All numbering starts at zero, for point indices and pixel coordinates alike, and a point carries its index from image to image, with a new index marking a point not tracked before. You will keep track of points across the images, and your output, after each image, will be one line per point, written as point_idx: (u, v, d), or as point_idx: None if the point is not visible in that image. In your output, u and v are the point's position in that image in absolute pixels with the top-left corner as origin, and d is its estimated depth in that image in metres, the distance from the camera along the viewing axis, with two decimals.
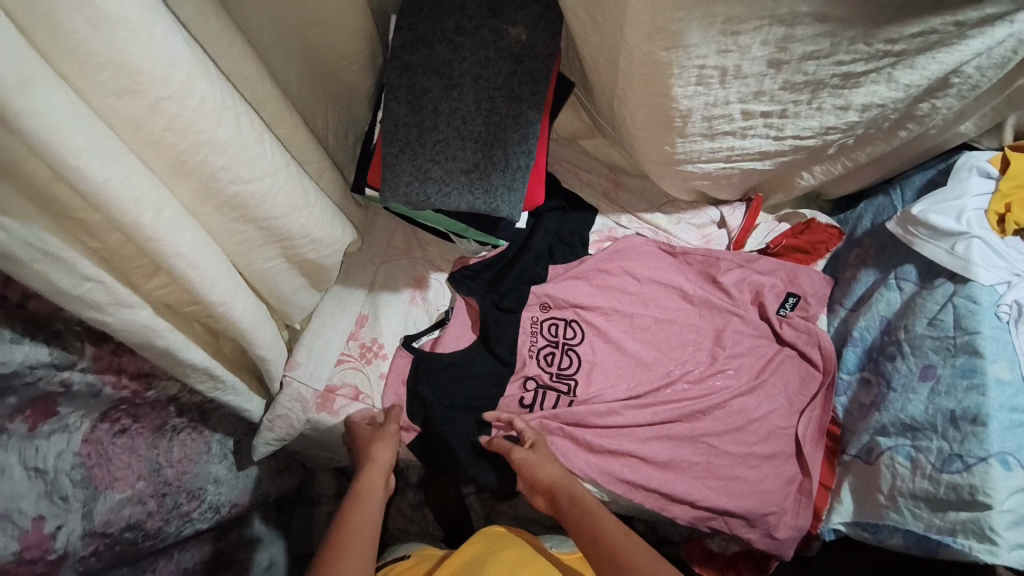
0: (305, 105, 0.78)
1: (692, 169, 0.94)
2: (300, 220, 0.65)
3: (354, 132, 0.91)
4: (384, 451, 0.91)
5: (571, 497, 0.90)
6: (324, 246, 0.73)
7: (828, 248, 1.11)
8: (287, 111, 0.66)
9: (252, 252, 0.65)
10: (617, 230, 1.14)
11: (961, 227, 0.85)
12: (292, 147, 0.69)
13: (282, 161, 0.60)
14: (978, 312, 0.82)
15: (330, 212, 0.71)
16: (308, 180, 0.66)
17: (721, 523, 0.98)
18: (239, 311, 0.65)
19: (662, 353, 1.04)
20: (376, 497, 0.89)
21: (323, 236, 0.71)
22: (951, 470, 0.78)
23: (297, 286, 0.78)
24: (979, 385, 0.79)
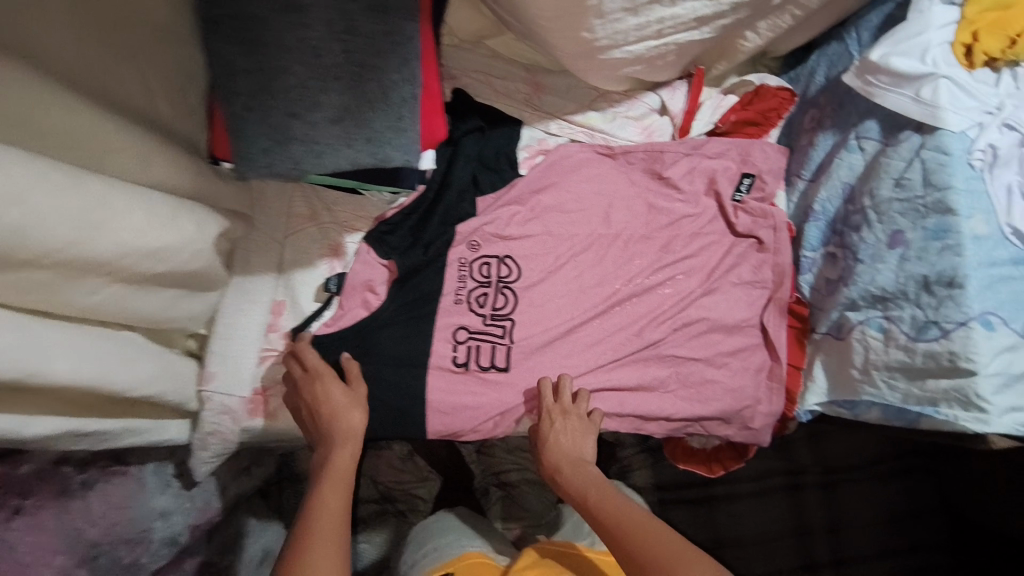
0: (106, 72, 0.61)
1: (619, 55, 0.79)
2: (105, 235, 0.56)
3: (195, 91, 0.73)
4: (358, 413, 0.82)
5: (586, 484, 0.82)
6: (173, 251, 0.63)
7: (781, 114, 1.01)
8: (37, 97, 0.52)
9: (72, 285, 0.57)
10: (547, 142, 1.01)
11: (926, 68, 0.74)
12: (66, 146, 0.56)
13: (34, 175, 0.48)
14: (950, 164, 0.72)
15: (171, 208, 0.62)
16: (104, 188, 0.55)
17: (697, 428, 0.99)
18: (61, 365, 0.57)
19: (607, 271, 0.99)
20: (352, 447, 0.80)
21: (158, 246, 0.61)
22: (926, 338, 0.73)
23: (167, 301, 0.69)
24: (953, 245, 0.72)
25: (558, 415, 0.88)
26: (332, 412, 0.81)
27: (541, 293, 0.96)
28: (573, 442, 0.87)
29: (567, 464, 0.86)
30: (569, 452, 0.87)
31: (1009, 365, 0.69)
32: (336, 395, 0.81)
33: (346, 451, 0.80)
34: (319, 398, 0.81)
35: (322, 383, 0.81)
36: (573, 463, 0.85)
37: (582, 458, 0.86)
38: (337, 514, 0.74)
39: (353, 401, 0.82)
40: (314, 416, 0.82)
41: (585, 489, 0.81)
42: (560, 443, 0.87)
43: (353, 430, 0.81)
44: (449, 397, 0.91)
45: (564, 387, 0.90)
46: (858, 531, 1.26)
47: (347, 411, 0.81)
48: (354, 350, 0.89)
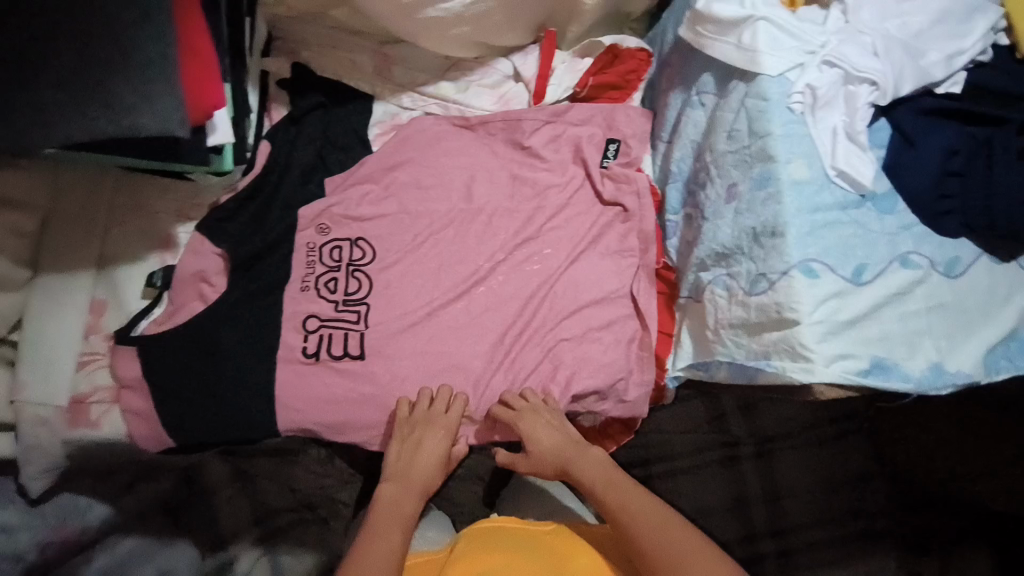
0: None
1: (437, 12, 0.78)
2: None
3: None
4: (436, 461, 0.86)
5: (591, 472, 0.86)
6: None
7: (641, 76, 0.98)
8: None
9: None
10: (400, 116, 0.96)
11: (743, 12, 0.71)
12: None
13: None
14: (768, 110, 0.70)
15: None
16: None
17: (576, 406, 0.94)
18: None
19: (470, 248, 0.94)
20: (428, 459, 0.86)
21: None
22: (758, 290, 0.71)
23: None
24: (774, 193, 0.70)
25: (526, 413, 0.88)
26: (417, 451, 0.85)
27: (397, 275, 0.91)
28: (573, 431, 0.88)
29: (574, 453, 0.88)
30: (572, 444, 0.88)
31: (835, 312, 0.67)
32: (424, 456, 0.86)
33: (409, 497, 0.84)
34: (412, 438, 0.85)
35: (421, 441, 0.85)
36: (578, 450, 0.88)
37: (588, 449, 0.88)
38: (393, 557, 0.77)
39: (439, 456, 0.86)
40: (397, 463, 0.85)
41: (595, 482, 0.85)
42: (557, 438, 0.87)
43: (423, 477, 0.85)
44: (299, 391, 0.85)
45: (574, 382, 0.90)
46: (796, 498, 1.19)
47: (434, 460, 0.86)
48: (188, 346, 0.83)
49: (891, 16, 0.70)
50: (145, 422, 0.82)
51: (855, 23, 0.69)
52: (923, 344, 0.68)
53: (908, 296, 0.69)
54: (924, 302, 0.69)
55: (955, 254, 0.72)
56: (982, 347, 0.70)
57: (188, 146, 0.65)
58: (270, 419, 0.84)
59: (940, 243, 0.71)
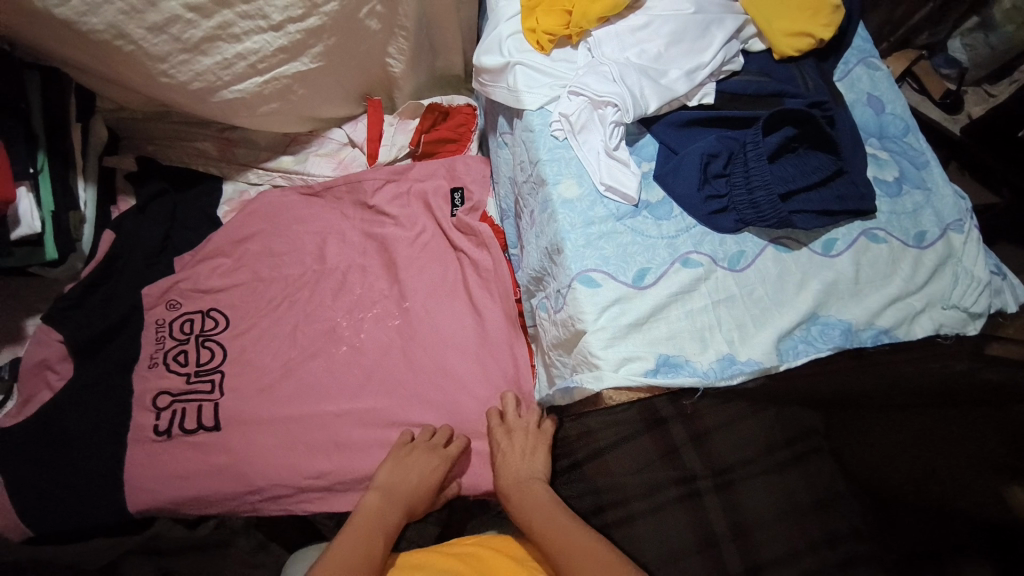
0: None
1: (232, 95, 0.80)
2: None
3: None
4: (427, 480, 0.83)
5: (541, 498, 0.75)
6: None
7: (472, 128, 1.06)
8: None
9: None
10: (249, 192, 1.03)
11: (502, 59, 0.78)
12: None
13: None
14: (535, 140, 0.75)
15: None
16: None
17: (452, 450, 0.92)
18: None
19: (327, 304, 0.98)
20: (419, 485, 0.82)
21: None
22: (560, 306, 0.72)
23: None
24: (550, 213, 0.72)
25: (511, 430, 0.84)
26: (416, 472, 0.83)
27: (251, 340, 0.94)
28: (521, 461, 0.80)
29: (519, 485, 0.78)
30: (519, 468, 0.80)
31: (619, 316, 0.67)
32: (414, 478, 0.82)
33: (391, 509, 0.79)
34: (406, 462, 0.84)
35: (419, 466, 0.83)
36: (518, 484, 0.78)
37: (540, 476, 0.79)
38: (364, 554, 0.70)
39: (432, 470, 0.83)
40: (386, 480, 0.83)
41: (533, 505, 0.75)
42: (509, 468, 0.80)
43: (415, 492, 0.81)
44: (145, 472, 0.83)
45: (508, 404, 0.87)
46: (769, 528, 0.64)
47: (426, 486, 0.83)
48: (32, 438, 0.83)
49: (630, 45, 0.76)
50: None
51: (598, 57, 0.75)
52: (715, 339, 0.69)
53: (693, 294, 0.71)
54: (708, 297, 0.71)
55: (739, 248, 0.73)
56: (777, 332, 0.70)
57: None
58: (118, 502, 0.82)
59: (720, 241, 0.73)
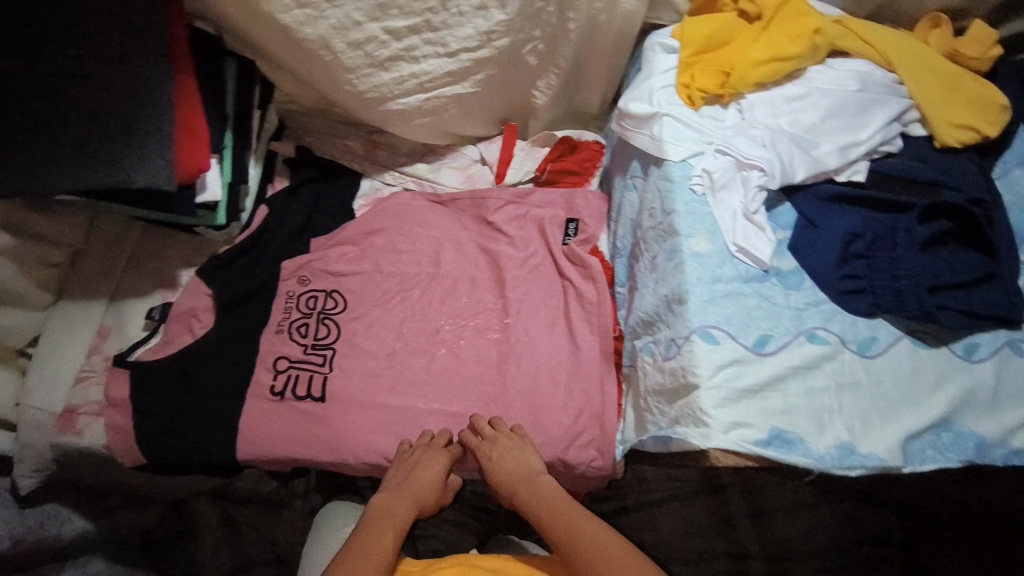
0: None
1: (396, 107, 0.89)
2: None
3: None
4: (436, 477, 0.87)
5: (542, 494, 0.84)
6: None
7: (595, 164, 1.11)
8: None
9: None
10: (383, 190, 1.11)
11: (651, 109, 0.81)
12: None
13: None
14: (672, 190, 0.77)
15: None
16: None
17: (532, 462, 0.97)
18: None
19: (434, 306, 1.05)
20: (429, 478, 0.87)
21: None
22: (672, 355, 0.74)
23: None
24: (678, 263, 0.75)
25: (490, 448, 0.90)
26: (425, 470, 0.87)
27: (362, 326, 1.02)
28: (512, 462, 0.88)
29: (518, 483, 0.87)
30: (511, 470, 0.88)
31: (734, 379, 0.69)
32: (423, 474, 0.87)
33: (405, 505, 0.84)
34: (413, 463, 0.88)
35: (428, 462, 0.88)
36: (523, 480, 0.87)
37: (528, 480, 0.87)
38: (385, 552, 0.77)
39: (440, 470, 0.88)
40: (396, 478, 0.88)
41: (539, 507, 0.83)
42: (498, 467, 0.89)
43: (427, 489, 0.86)
44: (258, 427, 0.93)
45: (479, 423, 0.92)
46: None
47: (433, 481, 0.87)
48: (167, 377, 0.93)
49: (783, 113, 0.77)
50: (123, 437, 0.90)
51: (748, 119, 0.77)
52: (834, 423, 0.68)
53: (817, 371, 0.70)
54: (833, 379, 0.70)
55: (871, 333, 0.72)
56: (904, 432, 0.68)
57: (180, 199, 0.82)
58: (230, 448, 0.92)
59: (853, 322, 0.72)
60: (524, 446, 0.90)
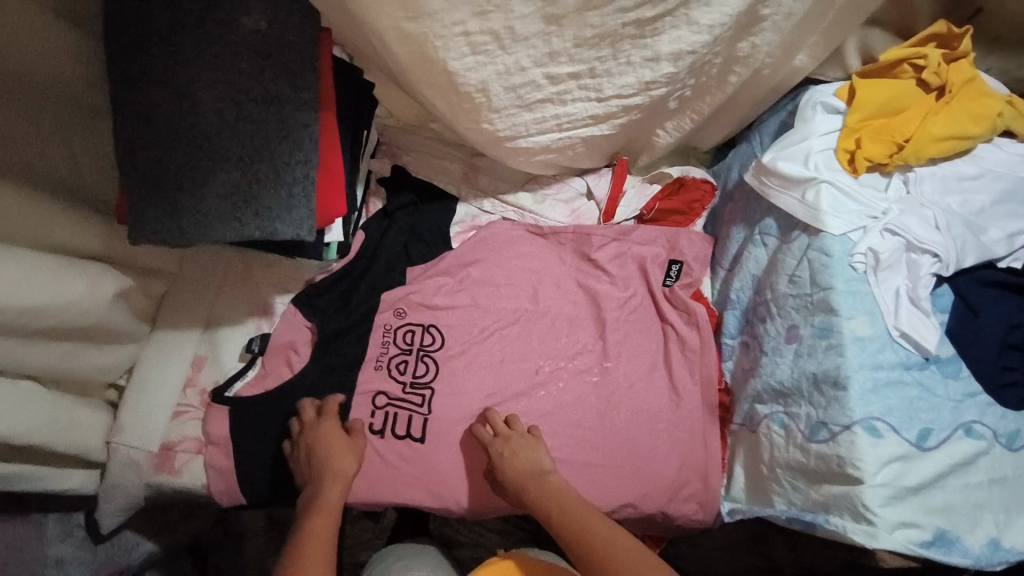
0: (15, 133, 0.61)
1: (525, 144, 0.83)
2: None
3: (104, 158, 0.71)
4: (350, 460, 0.88)
5: (545, 495, 0.86)
6: (57, 311, 0.61)
7: (704, 206, 1.06)
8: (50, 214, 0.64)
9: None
10: (480, 218, 1.06)
11: (808, 172, 0.77)
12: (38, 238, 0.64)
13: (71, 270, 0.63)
14: (831, 265, 0.74)
15: (56, 268, 0.61)
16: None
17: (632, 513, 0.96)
18: None
19: (533, 346, 1.02)
20: (340, 448, 0.87)
21: (37, 303, 0.59)
22: (819, 438, 0.73)
23: (59, 358, 0.71)
24: (836, 345, 0.73)
25: (503, 446, 0.90)
26: (330, 459, 0.86)
27: (460, 365, 0.98)
28: (526, 458, 0.89)
29: (528, 479, 0.88)
30: (525, 465, 0.88)
31: (899, 477, 0.69)
32: (338, 452, 0.87)
33: (334, 489, 0.85)
34: (321, 446, 0.86)
35: (339, 451, 0.87)
36: (535, 476, 0.88)
37: (544, 476, 0.88)
38: (327, 540, 0.81)
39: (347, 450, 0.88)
40: (305, 467, 0.87)
41: (549, 506, 0.86)
42: (517, 462, 0.88)
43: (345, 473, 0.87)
44: (361, 470, 0.92)
45: (496, 418, 0.93)
46: None
47: (348, 457, 0.87)
48: (269, 415, 0.91)
49: (953, 192, 0.75)
50: (223, 479, 0.88)
51: (915, 195, 0.75)
52: (983, 518, 0.69)
53: (972, 466, 0.70)
54: (987, 474, 0.70)
55: (1017, 426, 0.72)
56: None
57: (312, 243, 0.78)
58: None
59: (1003, 414, 0.72)
60: (539, 445, 0.90)
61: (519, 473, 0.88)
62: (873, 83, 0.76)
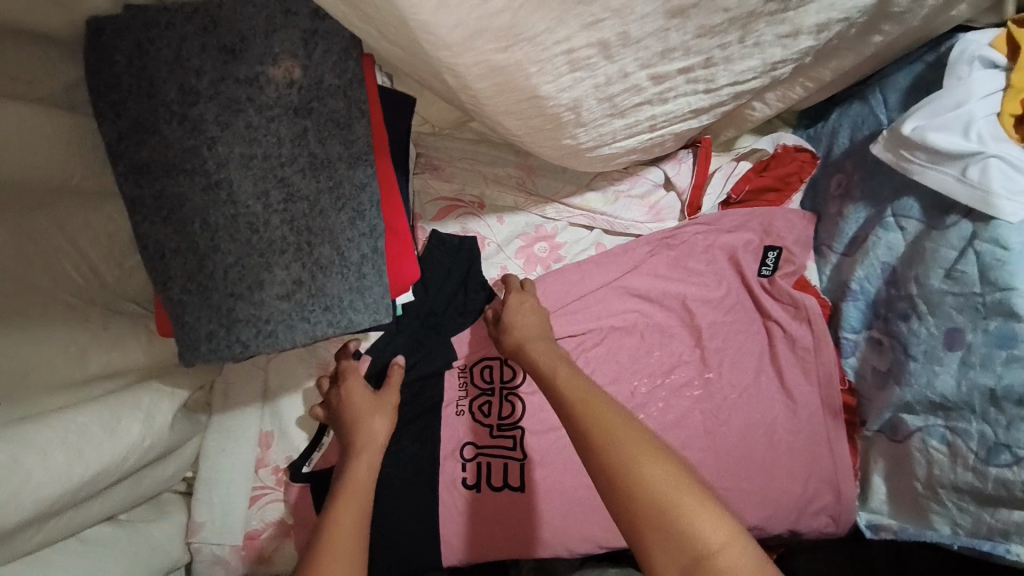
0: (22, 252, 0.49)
1: (608, 150, 0.68)
2: (48, 475, 0.47)
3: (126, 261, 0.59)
4: (383, 422, 0.75)
5: (547, 354, 0.71)
6: (118, 466, 0.54)
7: (802, 178, 0.89)
8: None
9: (12, 548, 0.52)
10: (545, 227, 0.92)
11: (971, 145, 0.64)
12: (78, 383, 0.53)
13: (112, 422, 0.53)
14: (1010, 262, 0.64)
15: (115, 414, 0.54)
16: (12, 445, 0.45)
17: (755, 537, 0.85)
18: None
19: (624, 368, 0.86)
20: (360, 403, 0.75)
21: (99, 468, 0.51)
22: (1002, 462, 0.66)
23: (121, 496, 0.63)
24: (1022, 357, 0.63)
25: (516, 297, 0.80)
26: (357, 424, 0.74)
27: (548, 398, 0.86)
28: (535, 317, 0.78)
29: (535, 338, 0.74)
30: (527, 326, 0.77)
31: None
32: (358, 408, 0.75)
33: (365, 462, 0.70)
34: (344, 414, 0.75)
35: (367, 412, 0.75)
36: (543, 334, 0.75)
37: (538, 315, 0.79)
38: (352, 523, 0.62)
39: (378, 405, 0.76)
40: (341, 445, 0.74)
41: (549, 359, 0.69)
42: (519, 320, 0.77)
43: (377, 440, 0.73)
44: (458, 529, 0.81)
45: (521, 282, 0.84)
46: None
47: (369, 413, 0.75)
48: None
49: None
50: None
51: None
52: None
53: None
54: None
55: None
56: None
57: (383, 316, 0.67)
58: (435, 557, 0.81)
59: None
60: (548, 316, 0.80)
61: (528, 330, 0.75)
62: None
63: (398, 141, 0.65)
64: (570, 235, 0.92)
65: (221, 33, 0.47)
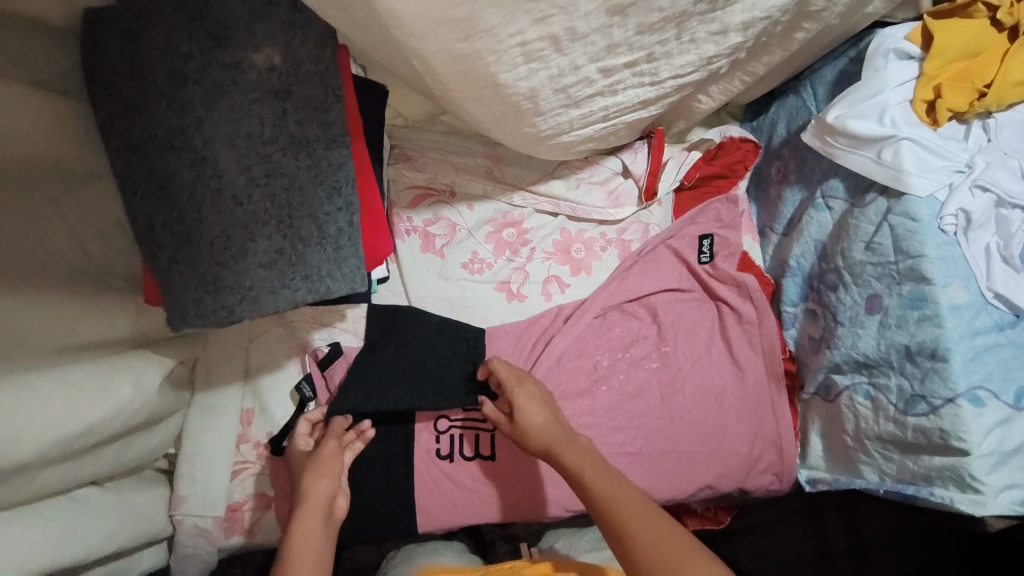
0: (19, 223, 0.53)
1: (567, 139, 0.75)
2: (49, 425, 0.51)
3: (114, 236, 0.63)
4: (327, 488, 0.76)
5: (576, 457, 0.74)
6: (110, 422, 0.58)
7: (747, 166, 0.97)
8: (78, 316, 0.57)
9: (8, 503, 0.55)
10: (513, 214, 0.97)
11: (886, 130, 0.73)
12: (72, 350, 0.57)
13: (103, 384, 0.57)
14: (919, 232, 0.72)
15: (107, 378, 0.58)
16: (17, 393, 0.49)
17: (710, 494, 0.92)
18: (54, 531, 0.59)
19: (587, 344, 0.93)
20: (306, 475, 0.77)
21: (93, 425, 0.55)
22: (918, 411, 0.74)
23: (111, 460, 0.66)
24: (932, 315, 0.72)
25: (525, 387, 0.81)
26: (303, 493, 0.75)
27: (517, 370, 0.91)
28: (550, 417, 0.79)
29: (557, 441, 0.76)
30: (544, 428, 0.77)
31: (1001, 442, 0.70)
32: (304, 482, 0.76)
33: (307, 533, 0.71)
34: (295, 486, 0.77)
35: (309, 470, 0.77)
36: (564, 436, 0.77)
37: (547, 410, 0.79)
38: None
39: (323, 472, 0.77)
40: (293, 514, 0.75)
41: (582, 465, 0.73)
42: (536, 424, 0.77)
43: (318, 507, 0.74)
44: (433, 496, 0.86)
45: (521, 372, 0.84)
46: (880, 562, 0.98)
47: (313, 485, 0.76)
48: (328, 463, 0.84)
49: None
50: None
51: (997, 144, 0.73)
52: None
53: None
54: None
55: None
56: None
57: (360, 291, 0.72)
58: (412, 522, 0.86)
59: None
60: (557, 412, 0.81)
61: (548, 426, 0.77)
62: (949, 28, 0.74)
63: (372, 126, 0.70)
64: (536, 221, 0.98)
65: (207, 22, 0.52)
